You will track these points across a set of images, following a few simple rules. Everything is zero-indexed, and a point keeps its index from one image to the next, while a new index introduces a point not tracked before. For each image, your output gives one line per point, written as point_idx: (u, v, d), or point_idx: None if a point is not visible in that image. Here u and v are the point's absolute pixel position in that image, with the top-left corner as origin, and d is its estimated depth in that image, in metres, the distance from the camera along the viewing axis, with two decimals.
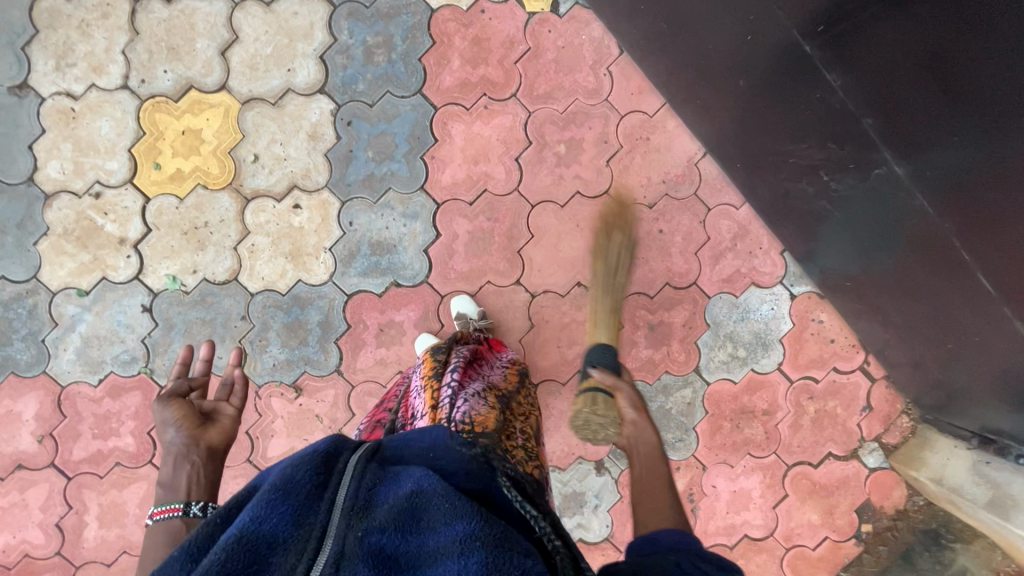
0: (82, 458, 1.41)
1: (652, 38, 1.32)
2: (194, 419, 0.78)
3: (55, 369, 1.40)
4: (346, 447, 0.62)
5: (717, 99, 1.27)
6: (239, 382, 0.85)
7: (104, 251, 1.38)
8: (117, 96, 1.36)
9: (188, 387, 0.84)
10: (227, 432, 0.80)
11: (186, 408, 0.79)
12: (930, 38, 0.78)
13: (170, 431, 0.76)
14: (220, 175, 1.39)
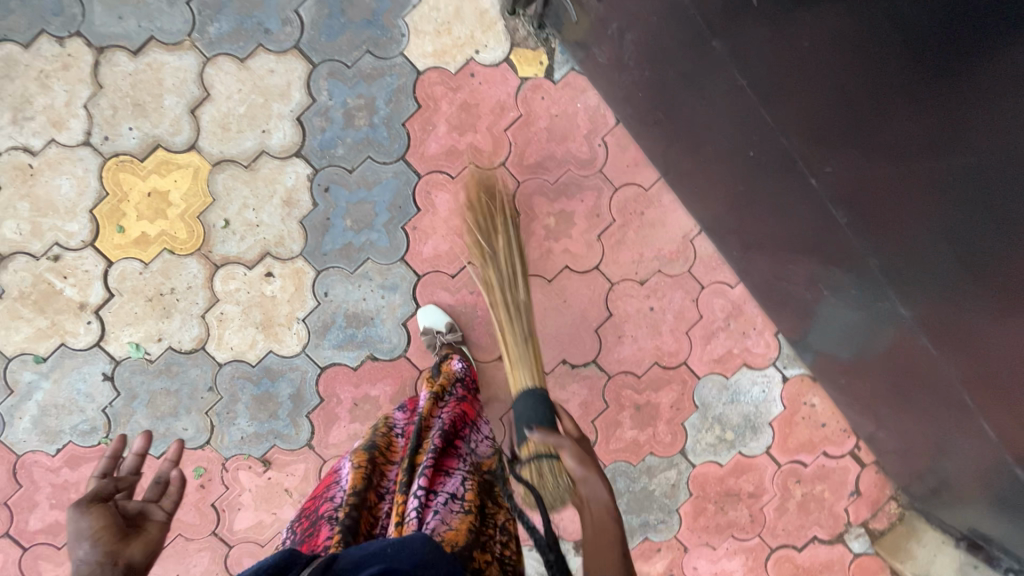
0: (37, 529, 1.35)
1: (642, 117, 1.25)
2: (115, 529, 0.75)
3: (9, 438, 1.33)
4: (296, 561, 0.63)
5: (712, 187, 1.19)
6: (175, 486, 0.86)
7: (63, 316, 1.31)
8: (78, 153, 1.28)
9: (113, 489, 0.82)
10: (150, 542, 0.77)
11: (107, 517, 0.76)
12: (941, 213, 0.67)
13: (84, 544, 0.71)
14: (188, 240, 1.31)
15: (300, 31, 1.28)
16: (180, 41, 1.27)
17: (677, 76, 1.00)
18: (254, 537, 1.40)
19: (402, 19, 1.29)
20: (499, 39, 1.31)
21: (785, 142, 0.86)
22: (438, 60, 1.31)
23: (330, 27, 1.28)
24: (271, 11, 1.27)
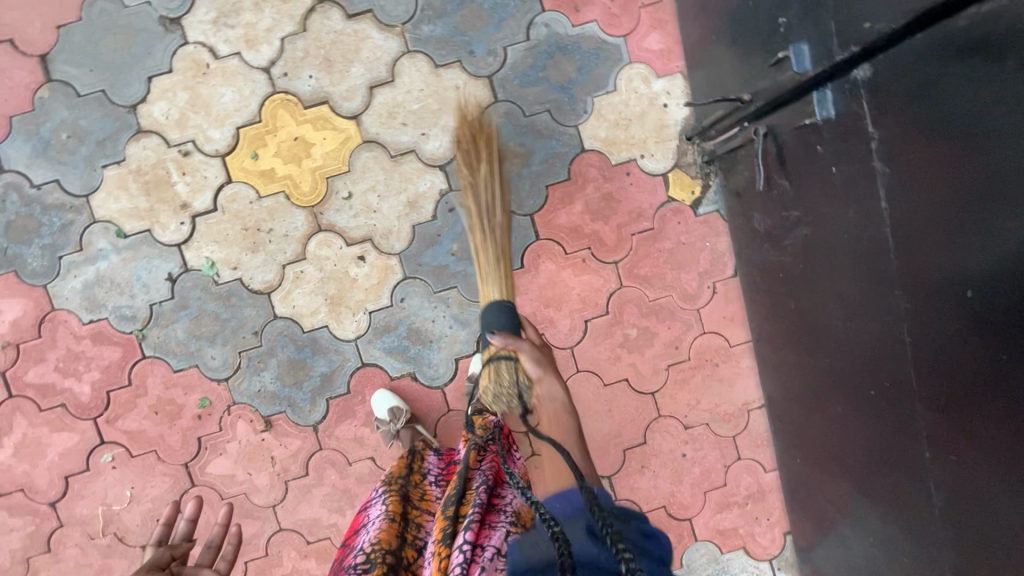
0: (31, 383, 1.35)
1: (763, 272, 1.22)
2: None
3: (55, 290, 1.33)
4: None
5: (800, 374, 1.16)
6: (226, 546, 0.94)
7: (162, 207, 1.33)
8: (253, 75, 1.32)
9: (168, 558, 0.88)
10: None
11: None
12: None
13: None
14: (307, 194, 1.34)
15: (498, 67, 1.33)
16: (392, 24, 1.32)
17: (819, 268, 0.98)
18: (220, 486, 1.39)
19: (591, 98, 1.34)
20: (667, 154, 1.35)
21: (916, 411, 0.82)
22: (604, 147, 1.35)
23: (526, 76, 1.33)
24: (482, 38, 1.32)
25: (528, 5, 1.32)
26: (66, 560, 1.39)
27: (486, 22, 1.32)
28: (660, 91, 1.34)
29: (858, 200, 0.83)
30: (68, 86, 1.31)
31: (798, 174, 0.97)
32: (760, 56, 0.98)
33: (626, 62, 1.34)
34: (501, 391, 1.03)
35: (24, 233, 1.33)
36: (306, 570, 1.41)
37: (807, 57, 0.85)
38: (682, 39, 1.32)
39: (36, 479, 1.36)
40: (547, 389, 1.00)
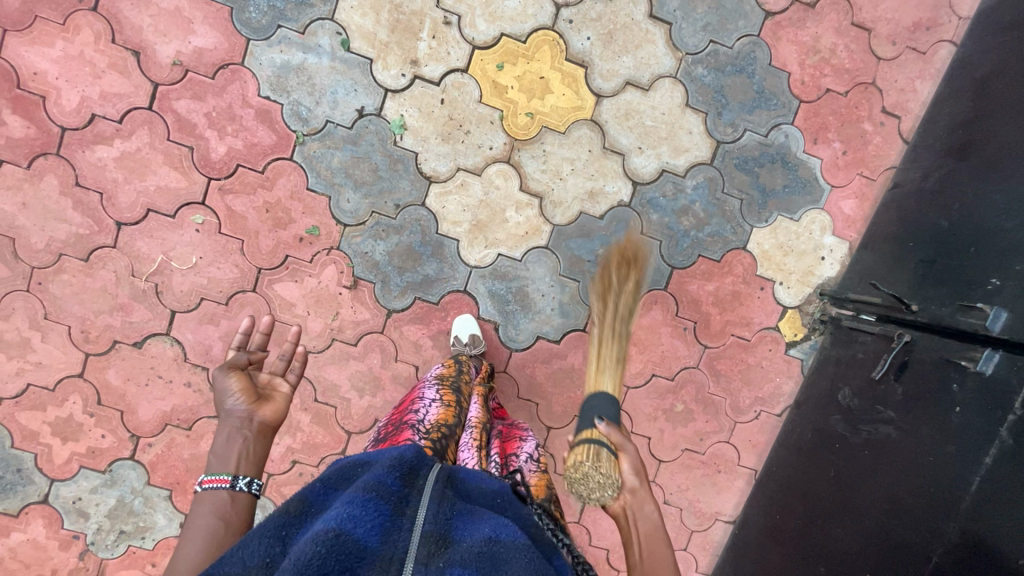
0: (175, 111, 1.32)
1: (816, 431, 1.38)
2: (252, 394, 0.92)
3: (255, 50, 1.31)
4: (427, 466, 0.76)
5: (792, 521, 1.35)
6: (296, 360, 1.00)
7: (396, 50, 1.34)
8: (544, 2, 1.36)
9: (247, 361, 0.97)
10: (278, 410, 0.94)
11: (246, 381, 0.92)
12: None
13: (230, 399, 0.90)
14: (518, 127, 1.39)
15: (730, 140, 1.44)
16: (678, 47, 1.40)
17: (883, 462, 1.16)
18: (276, 307, 1.40)
19: (777, 214, 1.47)
20: (798, 294, 1.51)
21: None
22: (760, 257, 1.49)
23: (744, 162, 1.45)
24: (735, 110, 1.43)
25: (784, 111, 1.44)
26: (95, 279, 1.36)
27: (747, 100, 1.43)
28: (827, 245, 1.50)
29: (962, 441, 1.02)
30: None
31: (915, 387, 1.15)
32: (950, 290, 1.15)
33: (819, 206, 1.48)
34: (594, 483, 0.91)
35: None
36: (297, 421, 1.45)
37: (1001, 323, 1.02)
38: (869, 220, 1.48)
39: (121, 194, 1.33)
40: (641, 504, 0.90)
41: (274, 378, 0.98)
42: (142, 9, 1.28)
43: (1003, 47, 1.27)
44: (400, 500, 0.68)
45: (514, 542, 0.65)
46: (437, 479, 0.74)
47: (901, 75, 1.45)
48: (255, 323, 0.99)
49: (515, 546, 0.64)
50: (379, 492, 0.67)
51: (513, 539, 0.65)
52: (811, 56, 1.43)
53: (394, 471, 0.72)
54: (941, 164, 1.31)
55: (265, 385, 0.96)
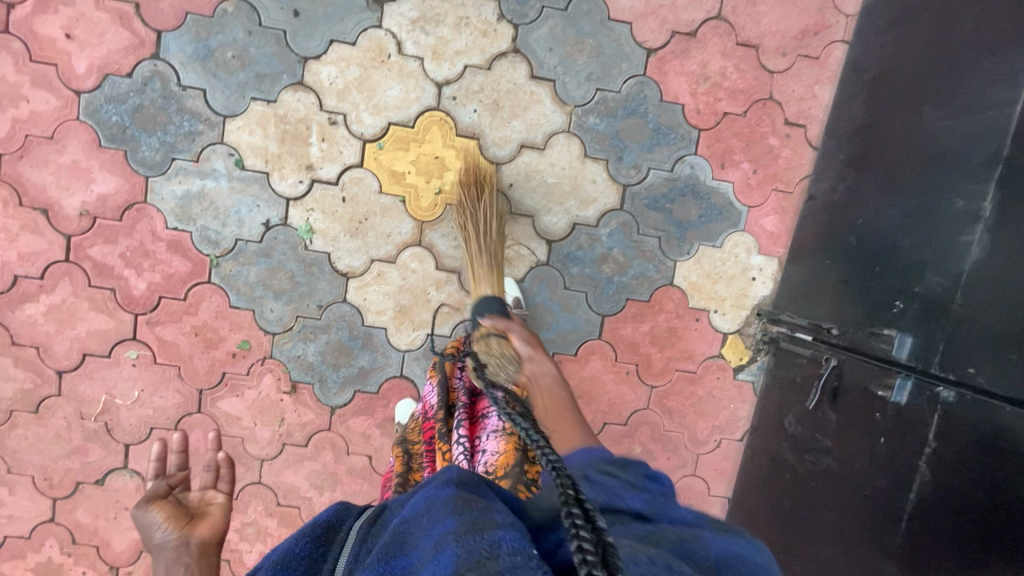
0: (92, 257, 1.36)
1: (772, 458, 1.36)
2: (180, 519, 0.89)
3: (155, 185, 1.35)
4: (349, 515, 0.69)
5: (762, 554, 1.33)
6: (223, 468, 0.98)
7: (289, 159, 1.37)
8: (426, 84, 1.38)
9: (166, 487, 0.95)
10: (215, 522, 0.92)
11: (169, 510, 0.90)
12: None
13: (157, 532, 0.87)
14: (422, 209, 1.40)
15: (636, 181, 1.43)
16: (566, 101, 1.40)
17: (828, 496, 1.13)
18: (223, 423, 1.44)
19: (698, 244, 1.46)
20: (735, 318, 1.49)
21: None
22: (689, 289, 1.47)
23: (655, 200, 1.44)
24: (635, 151, 1.42)
25: (685, 143, 1.43)
26: (48, 428, 1.41)
27: (644, 139, 1.42)
28: (755, 265, 1.48)
29: (890, 476, 0.99)
30: (254, 12, 1.33)
31: (846, 415, 1.12)
32: (864, 313, 1.12)
33: (739, 229, 1.46)
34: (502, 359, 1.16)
35: (150, 123, 1.34)
36: (265, 527, 1.48)
37: (907, 349, 0.99)
38: (793, 234, 1.46)
39: (56, 345, 1.38)
40: (539, 366, 1.17)
41: (205, 492, 0.97)
42: (41, 168, 1.33)
43: (887, 48, 1.25)
44: (316, 558, 0.63)
45: (434, 513, 0.61)
46: (362, 524, 0.67)
47: (798, 84, 1.43)
48: (171, 442, 0.97)
49: (419, 511, 0.62)
50: (285, 564, 0.62)
51: (419, 506, 0.63)
52: (701, 83, 1.42)
53: (304, 536, 0.64)
54: (847, 174, 1.29)
55: (198, 504, 0.95)
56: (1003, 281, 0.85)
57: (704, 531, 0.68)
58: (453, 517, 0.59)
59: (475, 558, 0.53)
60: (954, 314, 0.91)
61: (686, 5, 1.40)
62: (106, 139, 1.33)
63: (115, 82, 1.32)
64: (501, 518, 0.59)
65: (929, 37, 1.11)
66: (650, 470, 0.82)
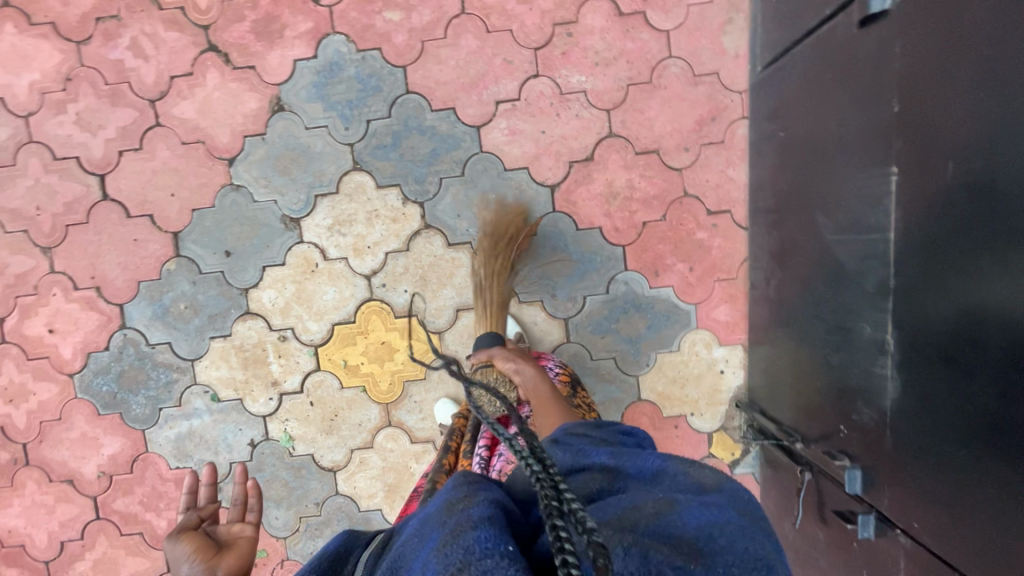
0: (117, 509, 1.52)
1: None
2: (205, 552, 0.83)
3: (152, 435, 1.50)
4: (358, 545, 0.63)
5: None
6: (250, 496, 0.97)
7: (256, 381, 1.48)
8: (356, 280, 1.46)
9: (196, 521, 0.91)
10: (242, 554, 0.85)
11: (196, 543, 0.85)
12: None
13: (184, 566, 0.80)
14: (384, 391, 1.48)
15: (575, 312, 1.44)
16: None
17: None
18: None
19: (654, 354, 1.45)
20: (715, 416, 1.46)
21: None
22: (658, 400, 1.46)
23: (600, 323, 1.44)
24: (566, 285, 1.44)
25: (613, 263, 1.43)
26: None
27: (572, 271, 1.44)
28: (719, 357, 1.44)
29: None
30: (193, 263, 1.46)
31: (831, 537, 1.07)
32: (820, 430, 1.08)
33: (692, 327, 1.44)
34: (495, 389, 1.18)
35: (134, 383, 1.49)
36: None
37: (860, 483, 0.94)
38: (748, 320, 1.42)
39: None
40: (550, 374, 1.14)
41: (233, 528, 0.92)
42: (59, 445, 1.51)
43: (779, 136, 1.21)
44: None
45: (421, 532, 0.57)
46: (370, 559, 0.61)
47: (710, 173, 1.41)
48: (200, 477, 0.98)
49: (412, 533, 0.59)
50: None
51: (414, 528, 0.60)
52: (613, 201, 1.42)
53: None
54: (775, 266, 1.25)
55: (225, 536, 0.90)
56: (921, 423, 0.80)
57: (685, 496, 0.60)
58: (438, 531, 0.54)
59: (449, 569, 0.48)
60: (888, 454, 0.88)
61: (576, 133, 1.41)
62: (103, 407, 1.49)
63: (97, 356, 1.48)
64: (480, 517, 0.54)
65: (808, 132, 1.08)
66: (625, 427, 0.83)
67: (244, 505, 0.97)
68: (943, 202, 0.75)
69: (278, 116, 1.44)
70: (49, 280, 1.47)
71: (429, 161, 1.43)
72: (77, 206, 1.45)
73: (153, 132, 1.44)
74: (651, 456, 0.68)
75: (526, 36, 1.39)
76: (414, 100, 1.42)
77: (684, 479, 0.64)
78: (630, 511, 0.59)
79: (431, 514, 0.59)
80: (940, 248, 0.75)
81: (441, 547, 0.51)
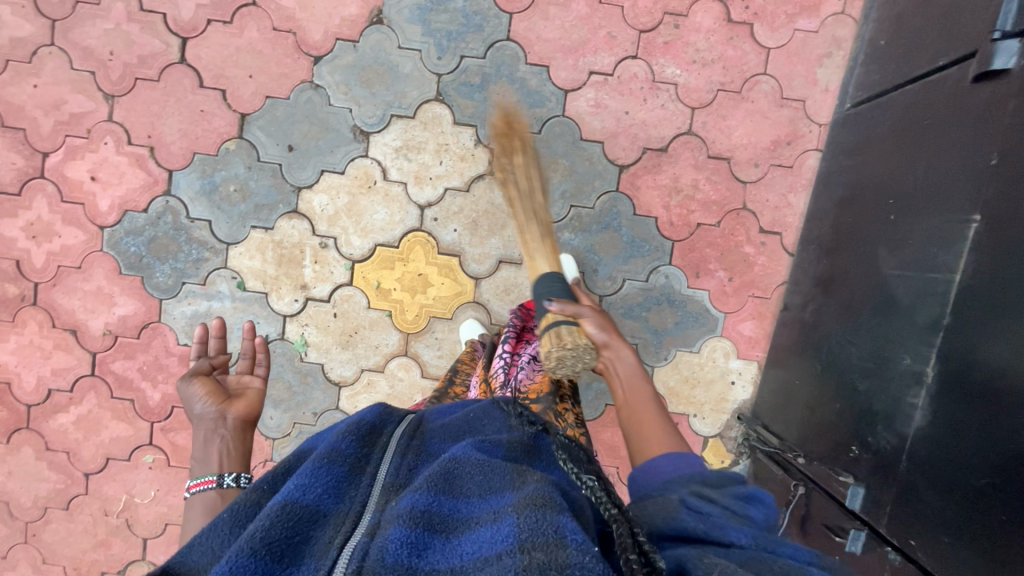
0: (114, 371, 1.50)
1: None
2: (217, 396, 1.00)
3: (168, 307, 1.49)
4: (390, 421, 0.76)
5: None
6: (257, 354, 1.10)
7: (286, 281, 1.48)
8: (409, 207, 1.47)
9: (209, 368, 1.07)
10: (249, 403, 1.01)
11: (208, 386, 1.01)
12: None
13: (198, 404, 0.98)
14: (408, 322, 1.49)
15: (611, 292, 1.48)
16: None
17: None
18: None
19: (675, 350, 1.49)
20: (715, 422, 1.51)
21: None
22: (667, 394, 1.50)
23: (631, 308, 1.48)
24: (610, 263, 1.47)
25: (659, 254, 1.46)
26: (76, 522, 1.55)
27: (619, 252, 1.47)
28: (734, 368, 1.49)
29: None
30: (253, 149, 1.45)
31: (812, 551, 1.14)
32: (827, 448, 1.14)
33: (716, 334, 1.48)
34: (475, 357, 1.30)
35: (163, 251, 1.47)
36: None
37: (859, 501, 1.01)
38: (771, 340, 1.48)
39: (83, 450, 1.52)
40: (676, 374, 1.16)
41: (243, 379, 1.07)
42: (71, 294, 1.49)
43: (853, 170, 1.26)
44: (358, 459, 0.67)
45: (489, 484, 0.64)
46: (402, 434, 0.74)
47: (771, 193, 1.45)
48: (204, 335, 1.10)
49: (473, 465, 0.67)
50: (333, 459, 0.65)
51: (471, 461, 0.68)
52: (674, 196, 1.46)
53: (351, 435, 0.69)
54: (817, 293, 1.30)
55: (236, 386, 1.05)
56: (941, 450, 0.86)
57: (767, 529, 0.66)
58: (511, 494, 0.62)
59: (541, 535, 0.53)
60: (899, 476, 0.94)
61: (657, 122, 1.44)
62: (126, 267, 1.48)
63: (134, 216, 1.46)
64: (561, 502, 0.59)
65: (887, 171, 1.12)
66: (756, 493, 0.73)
67: (253, 361, 1.11)
68: (1014, 256, 0.80)
69: (374, 27, 1.43)
70: (104, 128, 1.44)
71: (510, 111, 1.44)
72: (152, 62, 1.43)
73: (246, 9, 1.43)
74: (751, 491, 0.73)
75: (635, 16, 1.42)
76: (511, 48, 1.43)
77: (757, 511, 0.70)
78: (725, 522, 0.66)
79: (498, 467, 0.67)
80: (991, 295, 0.82)
81: (524, 505, 0.58)
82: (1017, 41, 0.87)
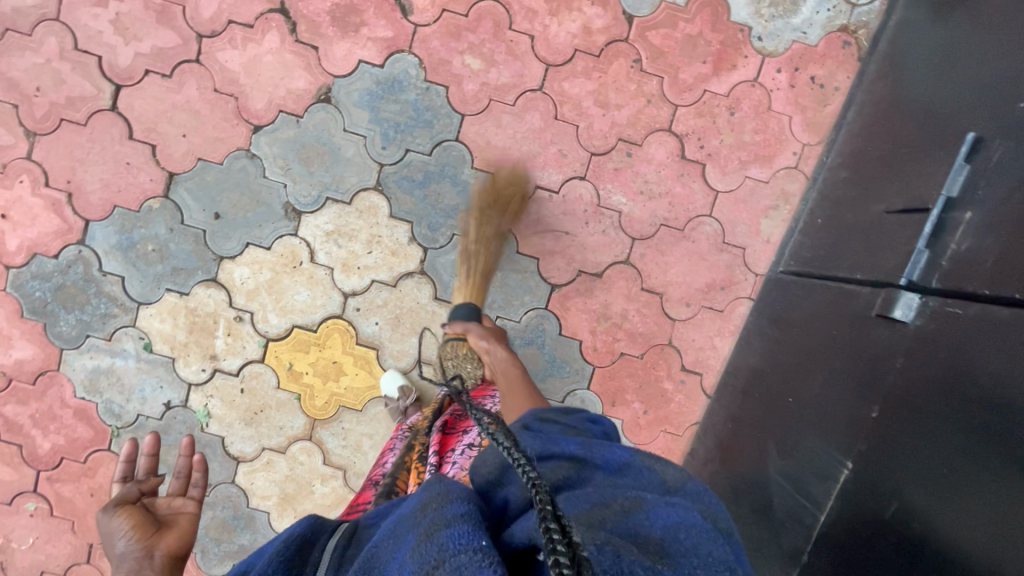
0: (4, 414, 1.45)
1: None
2: (145, 529, 0.79)
3: (68, 358, 1.43)
4: (324, 531, 0.61)
5: None
6: (196, 470, 0.95)
7: (195, 350, 1.43)
8: (332, 293, 1.42)
9: (136, 494, 0.87)
10: (183, 534, 0.82)
11: (136, 518, 0.81)
12: None
13: (119, 542, 0.77)
14: (317, 408, 1.46)
15: None
16: None
17: None
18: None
19: None
20: None
21: None
22: None
23: None
24: None
25: (578, 377, 1.45)
26: None
27: (539, 368, 1.45)
28: None
29: None
30: (177, 211, 1.39)
31: None
32: None
33: None
34: (462, 362, 1.25)
35: (70, 301, 1.41)
36: None
37: None
38: None
39: None
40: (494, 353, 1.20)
41: (175, 500, 0.88)
42: None
43: (772, 342, 1.25)
44: None
45: (397, 534, 0.55)
46: (336, 543, 0.61)
47: (698, 334, 1.44)
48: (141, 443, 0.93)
49: (387, 533, 0.57)
50: None
51: (387, 530, 0.58)
52: (602, 322, 1.44)
53: (278, 557, 0.56)
54: (718, 454, 1.30)
55: (166, 512, 0.86)
56: None
57: (652, 495, 0.58)
58: (412, 534, 0.52)
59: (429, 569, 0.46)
60: None
61: (595, 247, 1.42)
62: (29, 312, 1.41)
63: (42, 261, 1.39)
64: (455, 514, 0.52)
65: (794, 365, 1.12)
66: (594, 413, 0.80)
67: (188, 480, 0.94)
68: (870, 533, 0.81)
69: (320, 106, 1.38)
70: (21, 166, 1.37)
71: (449, 213, 1.40)
72: (80, 105, 1.35)
73: (188, 65, 1.36)
74: (619, 448, 0.66)
75: (588, 138, 1.38)
76: (458, 150, 1.39)
77: (650, 475, 0.63)
78: (603, 506, 0.56)
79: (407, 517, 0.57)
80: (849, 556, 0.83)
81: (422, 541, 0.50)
82: (917, 298, 0.87)
